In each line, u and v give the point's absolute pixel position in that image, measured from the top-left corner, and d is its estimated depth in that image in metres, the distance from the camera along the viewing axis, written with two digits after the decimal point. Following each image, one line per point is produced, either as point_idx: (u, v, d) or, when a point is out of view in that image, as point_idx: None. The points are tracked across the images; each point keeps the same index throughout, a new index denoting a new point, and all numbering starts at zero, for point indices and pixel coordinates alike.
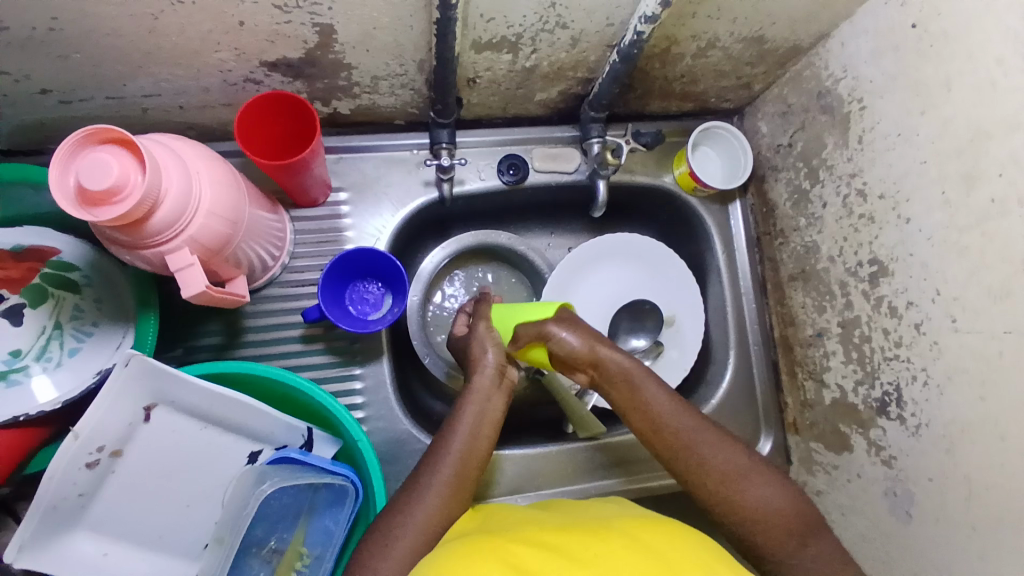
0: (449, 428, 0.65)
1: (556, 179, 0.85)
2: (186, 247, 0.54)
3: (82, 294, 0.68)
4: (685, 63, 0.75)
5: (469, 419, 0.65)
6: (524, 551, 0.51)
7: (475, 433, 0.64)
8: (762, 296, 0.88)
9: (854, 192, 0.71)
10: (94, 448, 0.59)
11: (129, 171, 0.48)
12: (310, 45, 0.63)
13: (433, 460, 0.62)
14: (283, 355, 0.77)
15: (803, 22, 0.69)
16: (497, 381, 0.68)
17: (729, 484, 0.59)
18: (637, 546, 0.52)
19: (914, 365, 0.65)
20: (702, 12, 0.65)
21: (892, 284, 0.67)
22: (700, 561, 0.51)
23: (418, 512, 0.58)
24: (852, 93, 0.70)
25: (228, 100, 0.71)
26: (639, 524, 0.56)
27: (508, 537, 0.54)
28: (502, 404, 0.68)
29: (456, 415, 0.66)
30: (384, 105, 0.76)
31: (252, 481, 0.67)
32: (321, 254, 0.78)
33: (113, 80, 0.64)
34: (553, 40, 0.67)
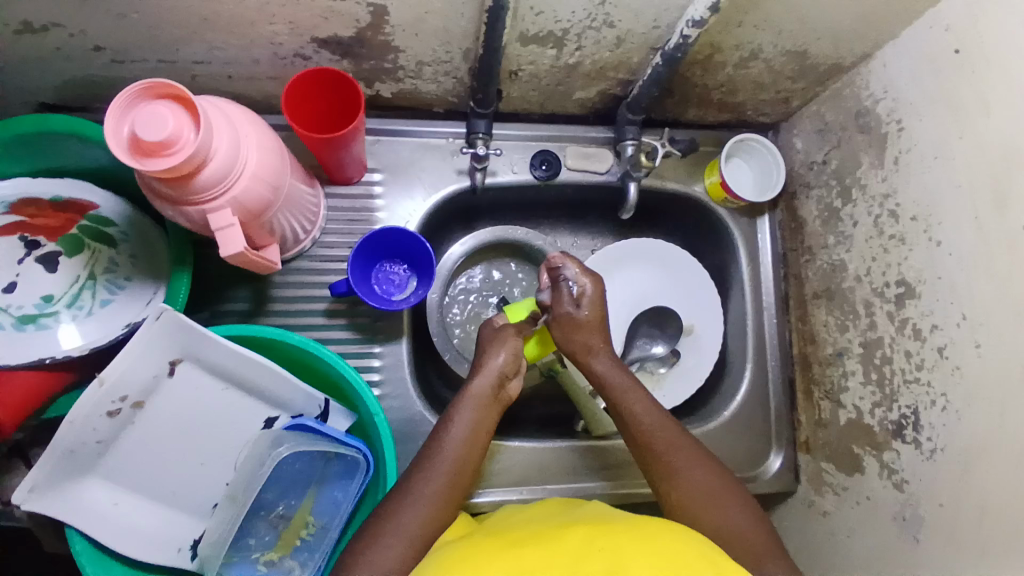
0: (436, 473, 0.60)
1: (588, 179, 0.85)
2: (229, 208, 0.55)
3: (118, 249, 0.70)
4: (726, 72, 0.75)
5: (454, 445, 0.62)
6: (523, 553, 0.51)
7: (464, 449, 0.63)
8: (784, 312, 0.88)
9: (886, 213, 0.71)
10: (117, 397, 0.61)
11: (183, 126, 0.49)
12: (362, 25, 0.64)
13: (422, 481, 0.60)
14: (306, 327, 0.78)
15: (846, 41, 0.70)
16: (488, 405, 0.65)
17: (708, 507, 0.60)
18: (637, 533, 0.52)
19: (934, 390, 0.65)
20: (749, 22, 0.66)
21: (918, 307, 0.67)
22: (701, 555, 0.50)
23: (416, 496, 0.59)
24: (891, 114, 0.70)
25: (276, 74, 0.73)
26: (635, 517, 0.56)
27: (507, 539, 0.54)
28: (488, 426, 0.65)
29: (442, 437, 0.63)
30: (426, 91, 0.78)
31: (268, 442, 0.67)
32: (351, 231, 0.80)
33: (168, 44, 0.67)
34: (598, 38, 0.68)
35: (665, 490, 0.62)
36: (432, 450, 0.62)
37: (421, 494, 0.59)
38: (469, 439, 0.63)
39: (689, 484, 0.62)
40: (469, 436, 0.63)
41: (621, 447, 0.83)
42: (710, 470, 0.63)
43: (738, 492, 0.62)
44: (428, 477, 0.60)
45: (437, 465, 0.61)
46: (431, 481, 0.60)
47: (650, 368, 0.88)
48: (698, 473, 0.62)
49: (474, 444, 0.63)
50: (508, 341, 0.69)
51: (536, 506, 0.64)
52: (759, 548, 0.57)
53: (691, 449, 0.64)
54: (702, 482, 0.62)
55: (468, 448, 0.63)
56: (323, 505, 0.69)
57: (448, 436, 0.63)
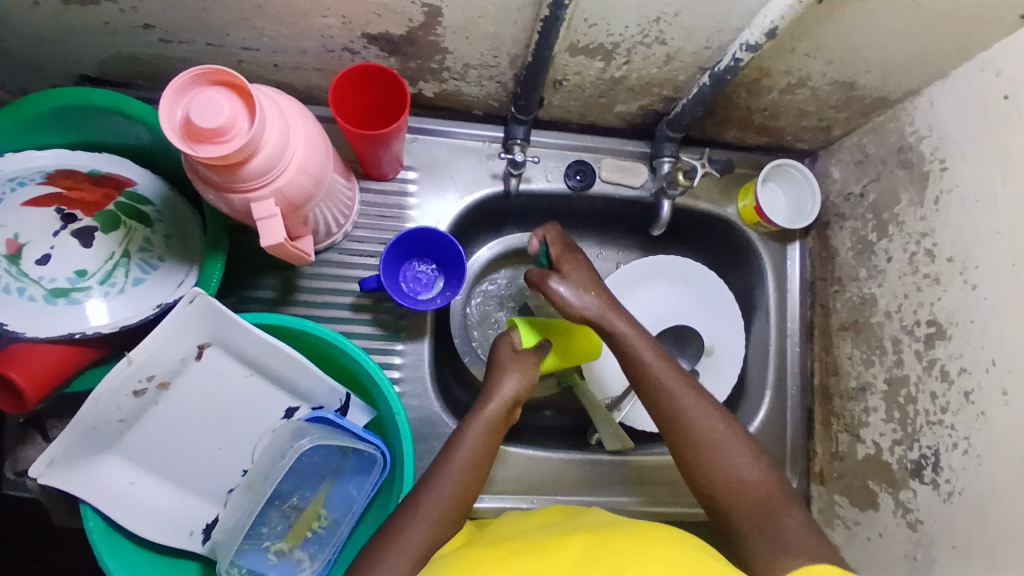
0: (444, 476, 0.61)
1: (621, 192, 0.85)
2: (272, 198, 0.55)
3: (153, 229, 0.70)
4: (771, 96, 0.75)
5: (465, 456, 0.62)
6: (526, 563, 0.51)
7: (474, 459, 0.63)
8: (808, 341, 0.87)
9: (922, 252, 0.71)
10: (144, 376, 0.62)
11: (238, 116, 0.49)
12: (414, 24, 0.65)
13: (437, 486, 0.60)
14: (330, 319, 0.78)
15: (896, 75, 0.69)
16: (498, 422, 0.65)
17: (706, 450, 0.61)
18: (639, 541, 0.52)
19: (956, 433, 0.65)
20: (801, 49, 0.66)
21: (948, 348, 0.67)
22: (700, 560, 0.49)
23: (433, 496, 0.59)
24: (934, 152, 0.70)
25: (321, 66, 0.73)
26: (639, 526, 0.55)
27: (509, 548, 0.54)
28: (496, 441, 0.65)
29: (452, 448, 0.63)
30: (468, 94, 0.78)
31: (289, 435, 0.68)
32: (383, 228, 0.80)
33: (219, 28, 0.67)
34: (647, 54, 0.68)
35: (673, 433, 0.62)
36: (439, 464, 0.62)
37: (433, 497, 0.59)
38: (481, 450, 0.63)
39: (696, 430, 0.61)
40: (478, 451, 0.63)
41: (633, 463, 0.83)
42: (717, 416, 0.62)
43: (747, 439, 0.61)
44: (440, 482, 0.60)
45: (449, 471, 0.61)
46: (443, 483, 0.60)
47: None
48: (696, 409, 0.62)
49: (482, 460, 0.63)
50: (517, 365, 0.69)
51: (540, 513, 0.64)
52: (772, 498, 0.58)
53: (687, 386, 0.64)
54: (711, 430, 0.61)
55: (476, 464, 0.63)
56: (336, 500, 0.69)
57: (459, 447, 0.63)
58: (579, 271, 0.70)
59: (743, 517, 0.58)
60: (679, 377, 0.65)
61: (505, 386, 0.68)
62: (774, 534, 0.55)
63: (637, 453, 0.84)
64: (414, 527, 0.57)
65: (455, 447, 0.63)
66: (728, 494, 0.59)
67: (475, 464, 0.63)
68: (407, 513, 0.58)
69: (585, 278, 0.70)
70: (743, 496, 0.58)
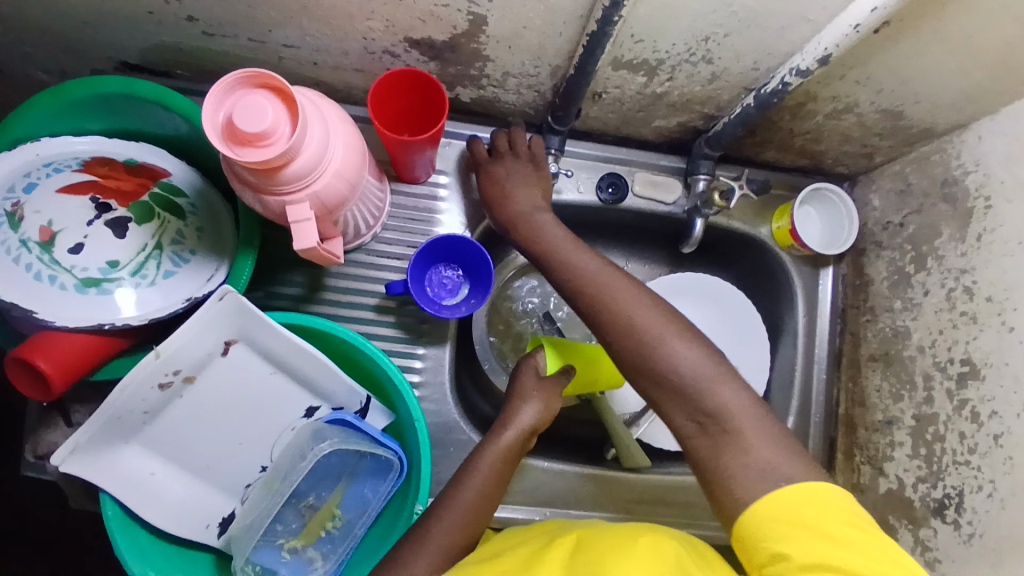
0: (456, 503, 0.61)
1: (653, 208, 0.84)
2: (308, 203, 0.55)
3: (186, 222, 0.71)
4: (815, 120, 0.73)
5: (475, 487, 0.62)
6: None
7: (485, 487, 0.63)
8: (834, 369, 0.86)
9: (961, 289, 0.69)
10: (170, 370, 0.62)
11: (280, 121, 0.49)
12: (457, 31, 0.64)
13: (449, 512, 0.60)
14: (354, 319, 0.78)
15: (948, 107, 0.67)
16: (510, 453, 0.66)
17: (637, 338, 0.59)
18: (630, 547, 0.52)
19: (982, 476, 0.64)
20: (851, 76, 0.64)
21: (980, 390, 0.65)
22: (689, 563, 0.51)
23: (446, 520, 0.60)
24: (979, 189, 0.68)
25: (361, 67, 0.73)
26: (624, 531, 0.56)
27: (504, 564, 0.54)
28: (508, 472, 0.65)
29: (464, 476, 0.63)
30: (505, 101, 0.78)
31: (309, 436, 0.68)
32: (411, 231, 0.79)
33: (263, 25, 0.67)
34: (691, 72, 0.66)
35: (602, 316, 0.62)
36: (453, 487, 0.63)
37: (443, 521, 0.60)
38: (493, 479, 0.63)
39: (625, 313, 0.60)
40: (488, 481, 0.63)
41: (648, 480, 0.83)
42: (648, 310, 0.60)
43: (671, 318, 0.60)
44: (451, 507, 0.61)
45: (460, 500, 0.61)
46: (455, 508, 0.61)
47: None
48: (628, 302, 0.61)
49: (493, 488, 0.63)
50: (541, 393, 0.70)
51: (531, 527, 0.64)
52: (710, 377, 0.55)
53: (624, 285, 0.63)
54: (637, 316, 0.60)
55: (490, 491, 0.63)
56: (350, 500, 0.70)
57: (471, 477, 0.63)
58: (514, 170, 0.75)
59: (665, 399, 0.57)
60: (609, 270, 0.65)
61: (520, 413, 0.68)
62: (705, 420, 0.54)
63: (651, 471, 0.84)
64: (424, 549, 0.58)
65: (469, 468, 0.64)
66: (647, 371, 0.58)
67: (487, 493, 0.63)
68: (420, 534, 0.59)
69: (518, 176, 0.75)
70: (658, 375, 0.57)
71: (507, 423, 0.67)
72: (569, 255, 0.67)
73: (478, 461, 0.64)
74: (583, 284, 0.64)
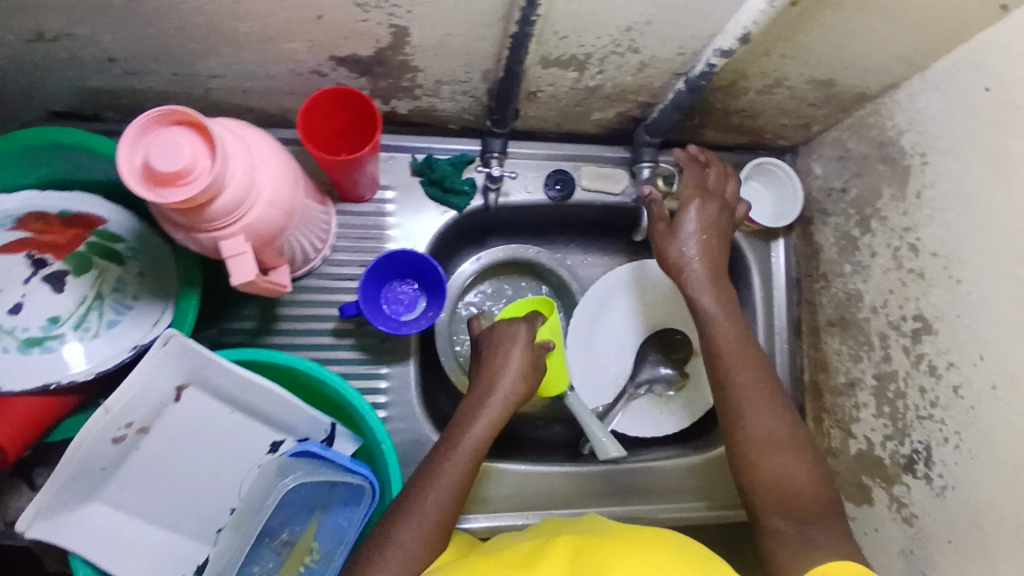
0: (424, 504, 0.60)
1: (603, 199, 0.84)
2: (242, 235, 0.54)
3: (126, 267, 0.69)
4: (749, 98, 0.74)
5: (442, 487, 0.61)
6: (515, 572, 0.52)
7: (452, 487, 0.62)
8: (795, 337, 0.87)
9: (906, 247, 0.71)
10: (122, 423, 0.61)
11: (199, 155, 0.48)
12: (382, 45, 0.63)
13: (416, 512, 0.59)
14: (313, 346, 0.77)
15: (876, 71, 0.69)
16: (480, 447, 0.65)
17: (754, 448, 0.64)
18: (626, 547, 0.53)
19: (947, 428, 0.64)
20: (777, 51, 0.65)
21: (935, 343, 0.66)
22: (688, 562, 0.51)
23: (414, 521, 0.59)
24: (916, 147, 0.69)
25: (291, 89, 0.72)
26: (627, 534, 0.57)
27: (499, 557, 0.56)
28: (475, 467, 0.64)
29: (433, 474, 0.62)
30: (442, 109, 0.77)
31: (276, 471, 0.68)
32: (362, 250, 0.78)
33: (185, 57, 0.65)
34: (621, 63, 0.67)
35: (731, 432, 0.66)
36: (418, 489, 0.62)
37: (427, 499, 0.60)
38: (460, 481, 0.63)
39: (749, 426, 0.64)
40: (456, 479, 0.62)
41: (627, 470, 0.83)
42: (778, 420, 0.64)
43: (802, 445, 0.64)
44: (436, 483, 0.62)
45: (426, 503, 0.60)
46: (420, 511, 0.60)
47: (657, 392, 0.90)
48: (755, 405, 0.65)
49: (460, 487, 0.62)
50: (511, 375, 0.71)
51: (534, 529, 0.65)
52: (818, 502, 0.61)
53: (773, 395, 0.66)
54: (774, 433, 0.64)
55: (458, 490, 0.62)
56: (327, 530, 0.68)
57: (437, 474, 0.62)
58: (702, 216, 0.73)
59: (773, 513, 0.61)
60: (768, 389, 0.66)
61: (500, 390, 0.70)
62: (806, 532, 0.59)
63: (629, 461, 0.84)
64: (410, 525, 0.59)
65: (457, 442, 0.65)
66: (768, 489, 0.62)
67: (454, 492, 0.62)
68: (404, 510, 0.60)
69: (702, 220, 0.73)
70: (789, 497, 0.61)
71: (490, 395, 0.69)
72: (721, 337, 0.69)
73: (465, 437, 0.65)
74: (723, 387, 0.67)
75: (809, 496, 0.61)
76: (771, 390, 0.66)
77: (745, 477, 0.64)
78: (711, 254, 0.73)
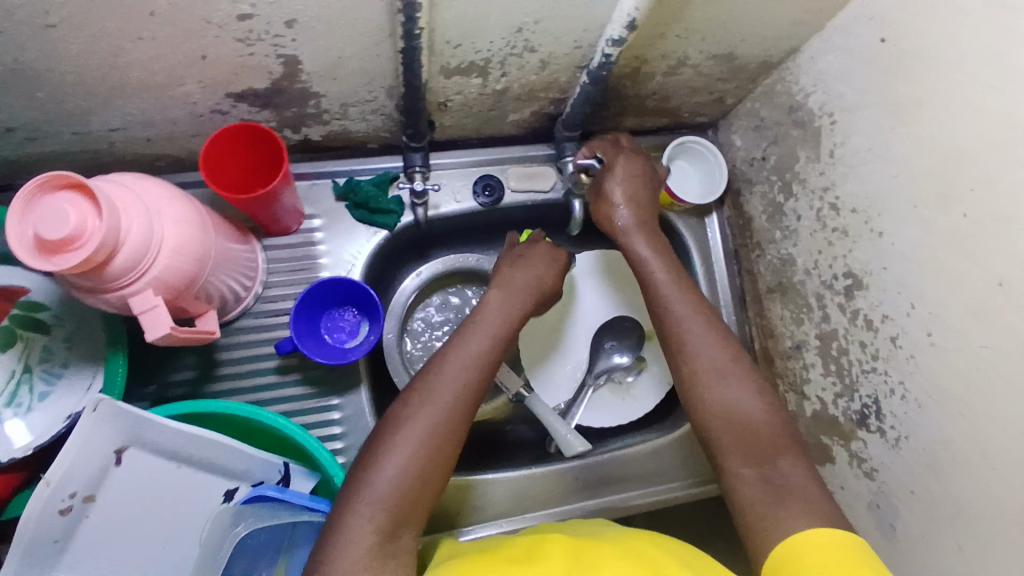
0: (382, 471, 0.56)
1: (533, 198, 0.84)
2: (150, 288, 0.54)
3: (51, 335, 0.68)
4: (656, 81, 0.75)
5: (401, 453, 0.57)
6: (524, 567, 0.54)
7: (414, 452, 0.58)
8: (741, 308, 0.88)
9: (827, 206, 0.71)
10: (66, 495, 0.57)
11: (87, 216, 0.47)
12: (276, 76, 0.62)
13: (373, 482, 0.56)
14: (259, 387, 0.75)
15: (773, 39, 0.70)
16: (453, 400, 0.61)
17: (701, 380, 0.63)
18: (628, 552, 0.56)
19: (892, 379, 0.65)
20: (671, 32, 0.65)
21: (868, 298, 0.67)
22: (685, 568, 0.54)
23: (371, 492, 0.55)
24: (823, 107, 0.70)
25: (197, 132, 0.70)
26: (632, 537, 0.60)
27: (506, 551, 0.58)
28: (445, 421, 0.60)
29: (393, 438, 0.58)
30: (356, 131, 0.76)
31: (228, 521, 0.67)
32: (295, 282, 0.77)
33: (80, 116, 0.63)
34: (522, 63, 0.67)
35: (678, 368, 0.65)
36: (379, 454, 0.58)
37: (415, 417, 0.59)
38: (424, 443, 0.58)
39: (696, 361, 0.64)
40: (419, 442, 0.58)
41: (600, 462, 0.83)
42: (719, 350, 0.64)
43: (750, 374, 0.63)
44: (424, 401, 0.60)
45: (385, 468, 0.56)
46: (379, 479, 0.56)
47: (617, 379, 0.90)
48: (698, 337, 0.65)
49: (422, 453, 0.58)
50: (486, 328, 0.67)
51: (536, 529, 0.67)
52: (771, 429, 0.59)
53: (713, 326, 0.66)
54: (717, 364, 0.63)
55: (421, 451, 0.58)
56: (296, 569, 0.69)
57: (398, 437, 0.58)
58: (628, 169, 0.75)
59: (732, 449, 0.59)
60: (709, 321, 0.66)
61: (486, 324, 0.68)
62: (770, 475, 0.56)
63: (601, 453, 0.84)
64: (397, 447, 0.57)
65: (424, 402, 0.60)
66: (721, 424, 0.61)
67: (416, 456, 0.58)
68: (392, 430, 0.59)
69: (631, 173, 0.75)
70: (741, 426, 0.60)
71: (461, 350, 0.65)
72: (659, 274, 0.70)
73: (449, 366, 0.63)
74: (669, 329, 0.67)
75: (763, 425, 0.59)
76: (709, 319, 0.67)
77: (696, 409, 0.63)
78: (641, 192, 0.75)
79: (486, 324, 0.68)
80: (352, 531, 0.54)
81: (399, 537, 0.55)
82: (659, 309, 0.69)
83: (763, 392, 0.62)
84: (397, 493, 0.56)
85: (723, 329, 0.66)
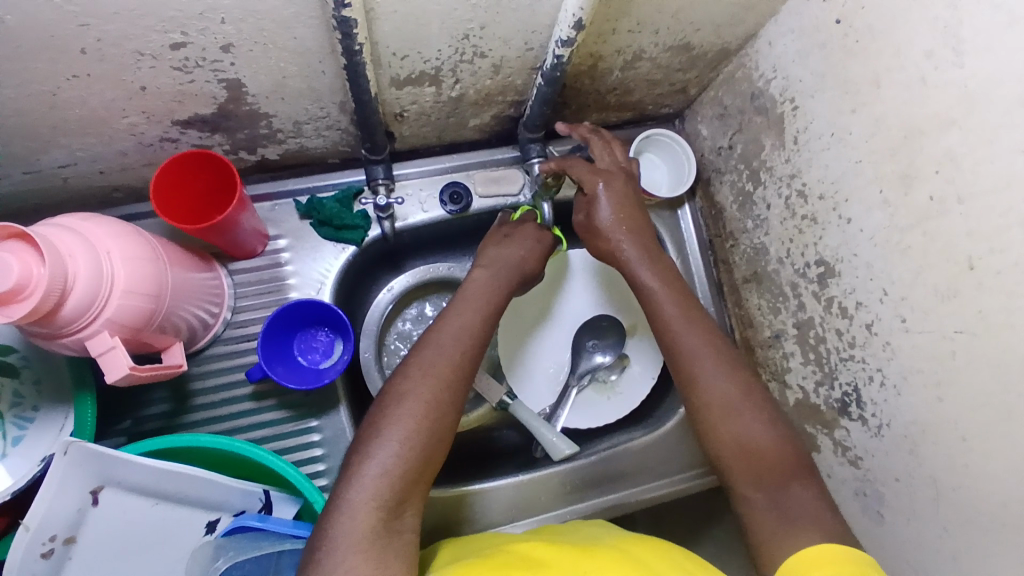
0: (380, 450, 0.55)
1: (501, 203, 0.83)
2: (106, 330, 0.52)
3: (20, 379, 0.66)
4: (614, 76, 0.73)
5: (399, 428, 0.56)
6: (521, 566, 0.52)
7: (411, 431, 0.56)
8: (719, 299, 0.87)
9: (795, 193, 0.70)
10: (47, 537, 0.56)
11: (31, 263, 0.46)
12: (221, 100, 0.60)
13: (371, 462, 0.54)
14: (235, 415, 0.74)
15: (728, 26, 0.68)
16: (443, 375, 0.60)
17: (713, 411, 0.60)
18: (626, 559, 0.54)
19: (869, 366, 0.64)
20: (622, 27, 0.64)
21: (841, 285, 0.66)
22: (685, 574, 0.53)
23: (371, 470, 0.54)
24: (784, 93, 0.69)
25: (150, 161, 0.69)
26: (629, 541, 0.59)
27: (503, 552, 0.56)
28: (439, 396, 0.59)
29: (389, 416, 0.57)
30: (314, 147, 0.75)
31: (208, 556, 0.65)
32: (265, 305, 0.76)
33: (26, 156, 0.62)
34: (474, 69, 0.65)
35: (688, 397, 0.62)
36: (374, 433, 0.56)
37: (415, 390, 0.58)
38: (418, 416, 0.57)
39: (707, 395, 0.61)
40: (416, 420, 0.57)
41: (586, 465, 0.82)
42: (731, 379, 0.61)
43: (762, 405, 0.60)
44: (424, 375, 0.60)
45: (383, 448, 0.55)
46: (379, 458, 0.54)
47: (602, 378, 0.88)
48: (708, 365, 0.62)
49: (417, 429, 0.56)
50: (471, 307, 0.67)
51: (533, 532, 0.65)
52: (784, 459, 0.57)
53: (722, 353, 0.63)
54: (729, 393, 0.60)
55: (418, 423, 0.57)
56: None
57: (393, 415, 0.57)
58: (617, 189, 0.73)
59: (741, 478, 0.57)
60: (715, 353, 0.63)
61: (472, 300, 0.67)
62: (779, 498, 0.55)
63: (585, 455, 0.83)
64: (398, 421, 0.56)
65: (416, 381, 0.59)
66: (736, 457, 0.58)
67: (413, 432, 0.56)
68: (392, 404, 0.58)
69: (619, 192, 0.73)
70: (753, 457, 0.57)
71: (448, 328, 0.64)
72: (664, 301, 0.67)
73: (438, 343, 0.62)
74: (677, 356, 0.64)
75: (775, 454, 0.57)
76: (718, 347, 0.63)
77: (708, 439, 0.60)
78: (629, 205, 0.72)
79: (480, 298, 0.68)
80: (355, 505, 0.52)
81: (403, 514, 0.54)
82: (667, 338, 0.65)
83: (775, 421, 0.59)
84: (401, 466, 0.54)
85: (733, 355, 0.63)
